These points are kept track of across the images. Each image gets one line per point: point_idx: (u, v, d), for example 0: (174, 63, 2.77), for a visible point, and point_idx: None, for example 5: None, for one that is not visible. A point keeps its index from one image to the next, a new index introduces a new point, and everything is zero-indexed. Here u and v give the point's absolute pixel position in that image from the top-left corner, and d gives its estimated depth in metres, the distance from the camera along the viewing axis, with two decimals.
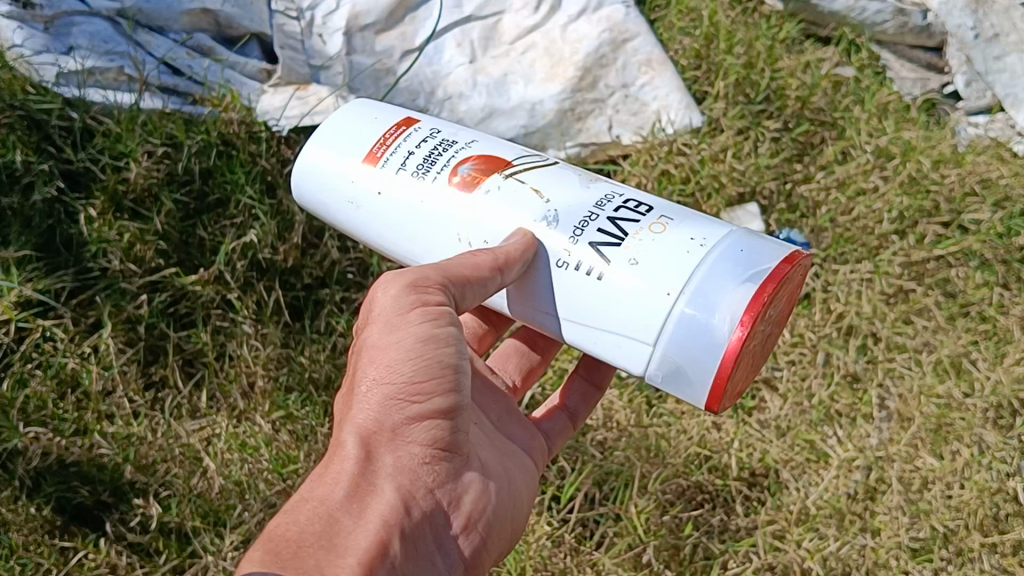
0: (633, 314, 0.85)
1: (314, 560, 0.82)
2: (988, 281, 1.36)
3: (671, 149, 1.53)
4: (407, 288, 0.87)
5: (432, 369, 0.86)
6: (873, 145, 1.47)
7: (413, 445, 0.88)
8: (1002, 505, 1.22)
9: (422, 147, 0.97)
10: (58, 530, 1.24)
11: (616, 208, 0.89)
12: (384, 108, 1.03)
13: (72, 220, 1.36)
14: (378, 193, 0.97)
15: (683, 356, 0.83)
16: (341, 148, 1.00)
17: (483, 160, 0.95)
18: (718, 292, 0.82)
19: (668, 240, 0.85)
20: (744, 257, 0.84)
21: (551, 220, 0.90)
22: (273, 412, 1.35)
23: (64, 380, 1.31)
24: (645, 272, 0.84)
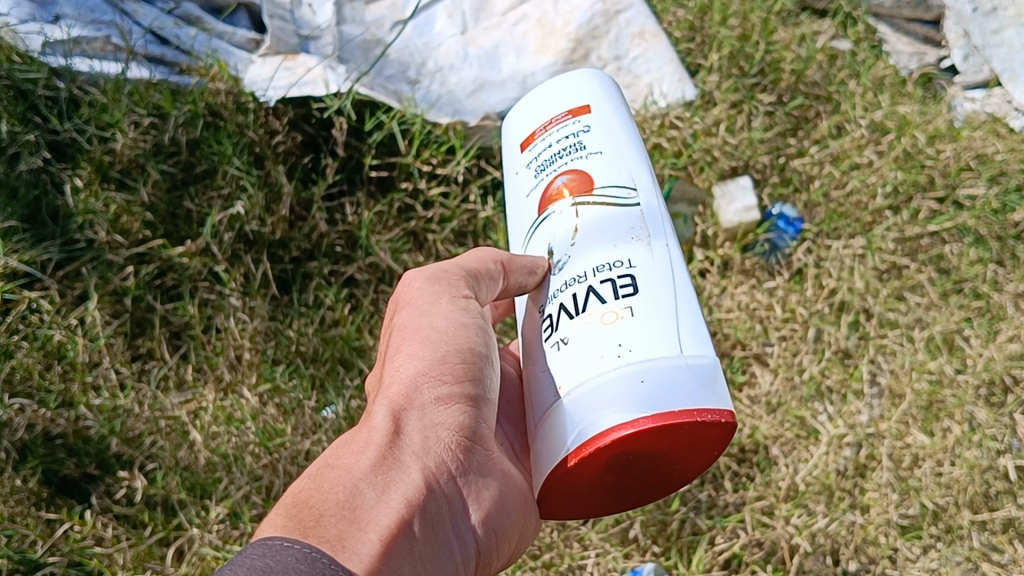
0: (540, 389, 0.88)
1: (336, 530, 0.75)
2: (982, 258, 1.34)
3: (663, 123, 1.52)
4: (437, 281, 0.95)
5: (462, 353, 0.90)
6: (868, 119, 1.47)
7: (439, 427, 0.87)
8: (992, 482, 1.19)
9: (558, 142, 0.98)
10: (44, 502, 1.21)
11: (603, 279, 0.87)
12: (589, 87, 1.03)
13: (58, 191, 1.35)
14: (516, 171, 1.03)
15: (541, 444, 0.86)
16: (520, 119, 1.04)
17: (576, 180, 0.95)
18: (584, 411, 0.82)
19: (605, 336, 0.84)
20: (637, 391, 0.80)
21: (558, 266, 0.92)
22: (260, 385, 1.35)
23: (50, 351, 1.28)
24: (569, 355, 0.85)
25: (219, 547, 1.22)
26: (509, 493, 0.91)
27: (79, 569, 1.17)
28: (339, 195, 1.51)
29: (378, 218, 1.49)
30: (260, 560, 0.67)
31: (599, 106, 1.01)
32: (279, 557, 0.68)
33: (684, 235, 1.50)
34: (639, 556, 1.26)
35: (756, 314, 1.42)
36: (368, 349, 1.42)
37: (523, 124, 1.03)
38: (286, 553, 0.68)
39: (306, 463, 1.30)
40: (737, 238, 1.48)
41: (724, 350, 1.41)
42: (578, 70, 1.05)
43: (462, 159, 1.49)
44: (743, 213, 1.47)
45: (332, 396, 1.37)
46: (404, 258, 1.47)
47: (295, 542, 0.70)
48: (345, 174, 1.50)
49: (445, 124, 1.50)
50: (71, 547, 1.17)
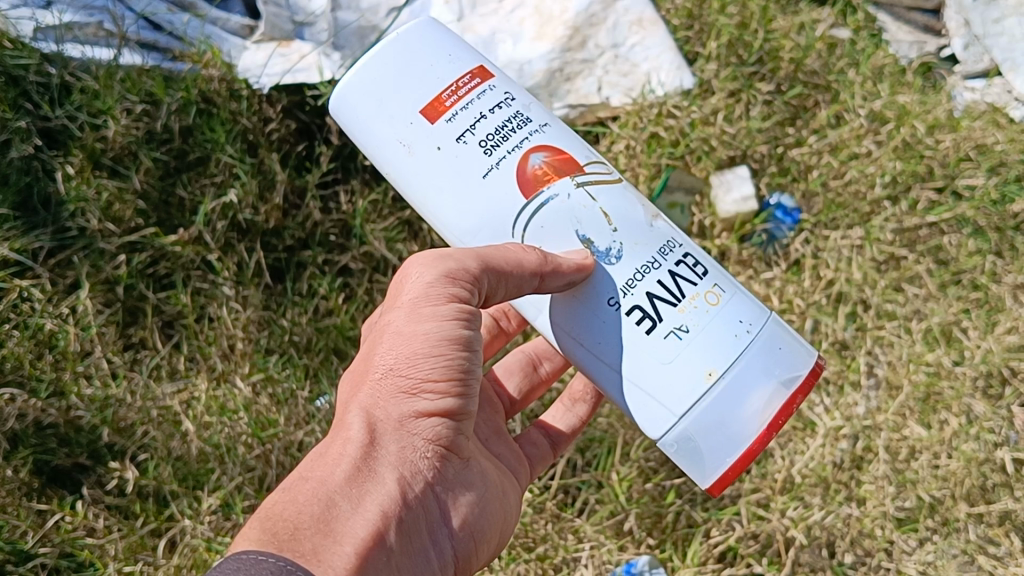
0: (671, 385, 0.88)
1: (311, 544, 0.76)
2: (981, 249, 1.33)
3: (661, 111, 1.50)
4: (449, 279, 0.86)
5: (448, 366, 0.86)
6: (867, 109, 1.45)
7: (416, 439, 0.86)
8: (990, 475, 1.18)
9: (494, 113, 0.94)
10: (35, 493, 1.21)
11: (677, 262, 0.91)
12: (455, 46, 0.97)
13: (50, 178, 1.33)
14: (436, 148, 0.92)
15: (702, 434, 0.88)
16: (403, 83, 0.93)
17: (558, 158, 0.94)
18: (753, 388, 0.87)
19: (722, 315, 0.89)
20: (779, 357, 0.89)
21: (615, 254, 0.91)
22: (253, 374, 1.34)
23: (42, 340, 1.27)
24: (698, 343, 0.87)
25: (211, 539, 1.21)
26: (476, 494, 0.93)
27: (71, 560, 1.18)
28: (334, 183, 1.49)
29: (372, 206, 1.47)
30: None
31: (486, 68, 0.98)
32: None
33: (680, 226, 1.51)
34: (634, 549, 1.25)
35: None
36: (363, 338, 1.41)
37: (419, 93, 0.93)
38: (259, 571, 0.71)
39: (299, 454, 1.29)
40: (735, 229, 1.48)
41: None
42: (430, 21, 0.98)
43: None
44: (740, 203, 1.47)
45: (326, 386, 1.36)
46: (399, 248, 1.46)
47: (268, 559, 0.72)
48: (339, 163, 1.48)
49: None
50: (62, 538, 1.18)
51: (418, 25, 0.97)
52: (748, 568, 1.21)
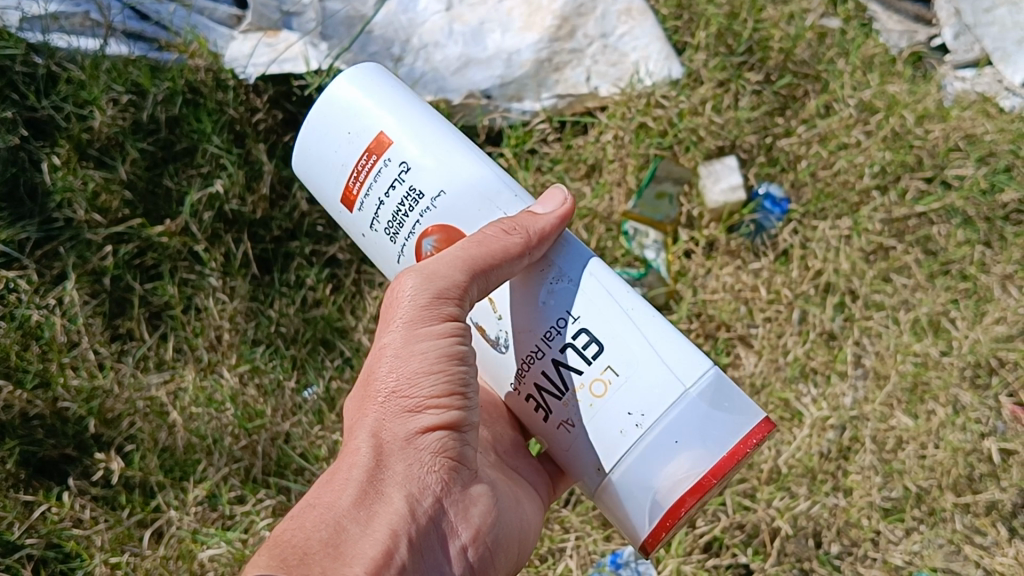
0: (573, 470, 0.88)
1: (320, 568, 0.77)
2: (970, 239, 1.33)
3: (649, 102, 1.50)
4: (437, 295, 0.85)
5: (448, 382, 0.86)
6: (856, 99, 1.45)
7: (423, 455, 0.86)
8: (976, 465, 1.18)
9: (389, 195, 0.92)
10: (22, 484, 1.20)
11: (564, 347, 0.86)
12: (357, 110, 0.93)
13: (37, 169, 1.33)
14: (363, 233, 0.97)
15: (608, 513, 0.88)
16: (321, 171, 0.96)
17: (445, 239, 0.90)
18: (638, 489, 0.83)
19: (607, 410, 0.83)
20: (674, 453, 0.81)
21: (502, 343, 0.89)
22: (240, 365, 1.34)
23: (28, 331, 1.26)
24: (580, 439, 0.86)
25: (197, 530, 1.22)
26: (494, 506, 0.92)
27: (58, 550, 1.17)
28: None
29: None
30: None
31: (393, 124, 0.92)
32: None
33: (670, 217, 1.48)
34: (619, 539, 1.25)
35: (740, 295, 1.41)
36: (349, 329, 1.43)
37: (332, 187, 0.96)
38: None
39: (285, 445, 1.31)
40: (723, 219, 1.47)
41: (708, 332, 1.41)
42: (350, 77, 0.94)
43: None
44: (728, 193, 1.47)
45: (312, 377, 1.38)
46: None
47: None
48: None
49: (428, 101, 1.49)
50: (49, 529, 1.16)
51: (330, 94, 0.94)
52: (734, 559, 1.21)
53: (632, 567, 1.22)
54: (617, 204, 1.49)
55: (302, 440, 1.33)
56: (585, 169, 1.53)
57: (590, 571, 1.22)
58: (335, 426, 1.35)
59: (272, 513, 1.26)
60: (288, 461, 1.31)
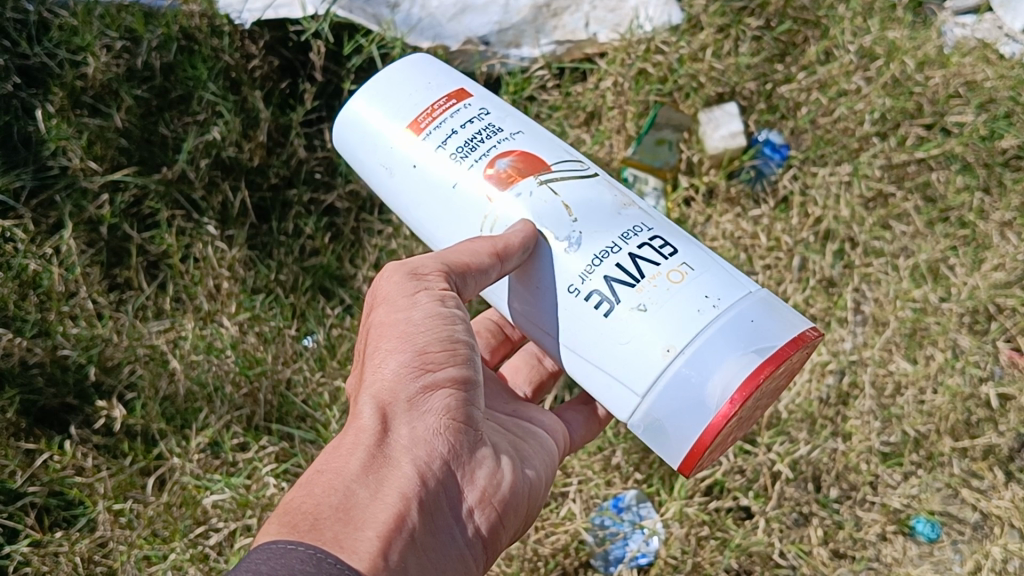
0: (629, 364, 0.85)
1: (331, 533, 0.75)
2: (968, 185, 1.30)
3: (649, 47, 1.47)
4: (412, 276, 0.89)
5: (443, 341, 0.86)
6: (856, 45, 1.39)
7: (429, 417, 0.84)
8: (974, 410, 1.18)
9: (465, 127, 0.95)
10: (23, 432, 1.22)
11: (641, 245, 0.88)
12: (433, 71, 1.01)
13: (30, 117, 1.31)
14: (413, 165, 0.96)
15: (665, 413, 0.84)
16: (377, 124, 0.98)
17: (521, 158, 0.93)
18: (716, 356, 0.81)
19: (685, 293, 0.84)
20: (753, 329, 0.83)
21: (574, 242, 0.89)
22: (240, 314, 1.34)
23: (26, 281, 1.26)
24: (656, 322, 0.83)
25: (201, 476, 1.23)
26: (511, 468, 0.90)
27: (60, 498, 1.20)
28: (318, 121, 1.49)
29: None
30: (262, 569, 0.68)
31: (477, 93, 1.00)
32: (281, 568, 0.68)
33: (670, 163, 1.47)
34: (620, 483, 1.27)
35: (740, 242, 1.41)
36: (349, 277, 1.43)
37: (396, 121, 0.97)
38: (287, 562, 0.69)
39: (286, 393, 1.31)
40: (723, 165, 1.45)
41: None
42: (401, 62, 1.01)
43: None
44: (728, 138, 1.44)
45: (312, 325, 1.38)
46: None
47: (297, 547, 0.71)
48: (322, 101, 1.48)
49: (427, 49, 1.47)
50: (51, 478, 1.19)
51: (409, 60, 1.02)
52: (735, 502, 1.23)
53: (634, 510, 1.26)
54: (616, 150, 1.49)
55: (303, 388, 1.32)
56: (585, 116, 1.52)
57: (593, 514, 1.25)
58: (337, 372, 1.34)
59: (275, 459, 1.26)
60: (290, 409, 1.30)
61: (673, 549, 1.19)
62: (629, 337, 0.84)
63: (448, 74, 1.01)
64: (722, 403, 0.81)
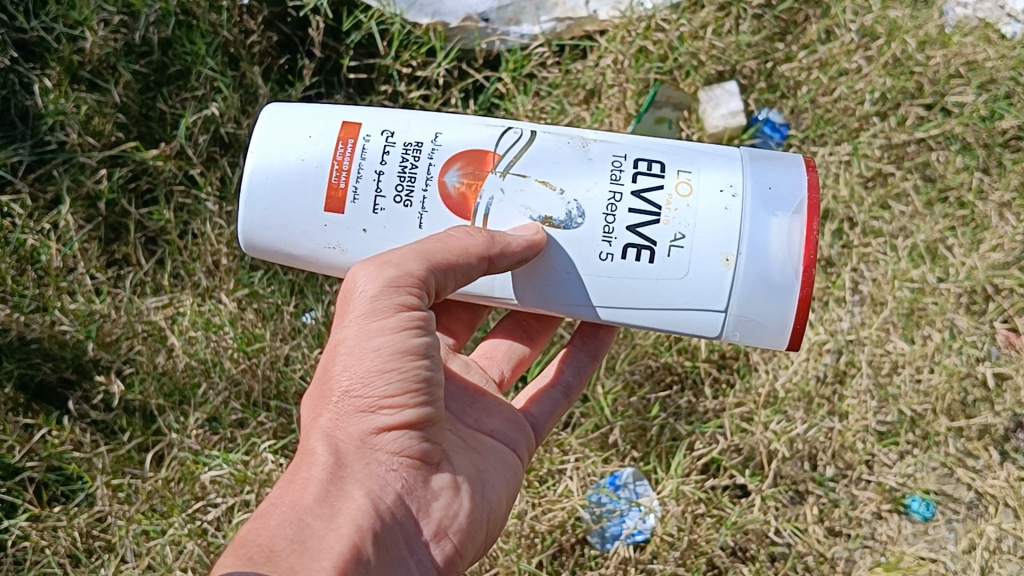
0: (694, 291, 0.85)
1: (285, 565, 0.74)
2: (968, 165, 1.30)
3: (649, 25, 1.45)
4: (389, 290, 0.81)
5: (405, 378, 0.82)
6: (858, 24, 1.38)
7: (381, 454, 0.83)
8: (970, 390, 1.20)
9: (388, 160, 0.88)
10: (21, 407, 1.23)
11: (632, 178, 0.87)
12: (310, 115, 0.91)
13: (28, 91, 1.31)
14: (364, 230, 0.88)
15: (755, 312, 0.85)
16: (297, 210, 0.89)
17: (468, 163, 0.88)
18: (767, 240, 0.84)
19: (702, 201, 0.85)
20: (773, 195, 0.85)
21: (577, 213, 0.86)
22: (237, 290, 1.32)
23: (23, 256, 1.26)
24: (696, 250, 0.84)
25: (199, 452, 1.24)
26: (468, 495, 0.88)
27: (58, 473, 1.21)
28: (316, 97, 1.49)
29: None
30: None
31: (367, 107, 0.91)
32: None
33: (670, 141, 1.47)
34: (619, 461, 1.28)
35: None
36: None
37: (314, 192, 0.88)
38: None
39: (284, 368, 1.29)
40: (723, 144, 1.45)
41: None
42: (261, 126, 0.90)
43: (444, 62, 1.46)
44: (728, 118, 1.45)
45: (311, 302, 1.34)
46: None
47: None
48: (322, 77, 1.48)
49: (426, 25, 1.47)
50: (49, 453, 1.20)
51: (263, 129, 0.90)
52: (731, 480, 1.23)
53: (631, 488, 1.27)
54: (616, 129, 1.45)
55: (302, 364, 1.31)
56: (585, 94, 1.48)
57: (590, 491, 1.25)
58: None
59: (273, 435, 1.27)
60: (288, 385, 1.29)
61: (669, 527, 1.20)
62: (685, 271, 0.85)
63: (318, 112, 0.91)
64: (798, 280, 0.84)
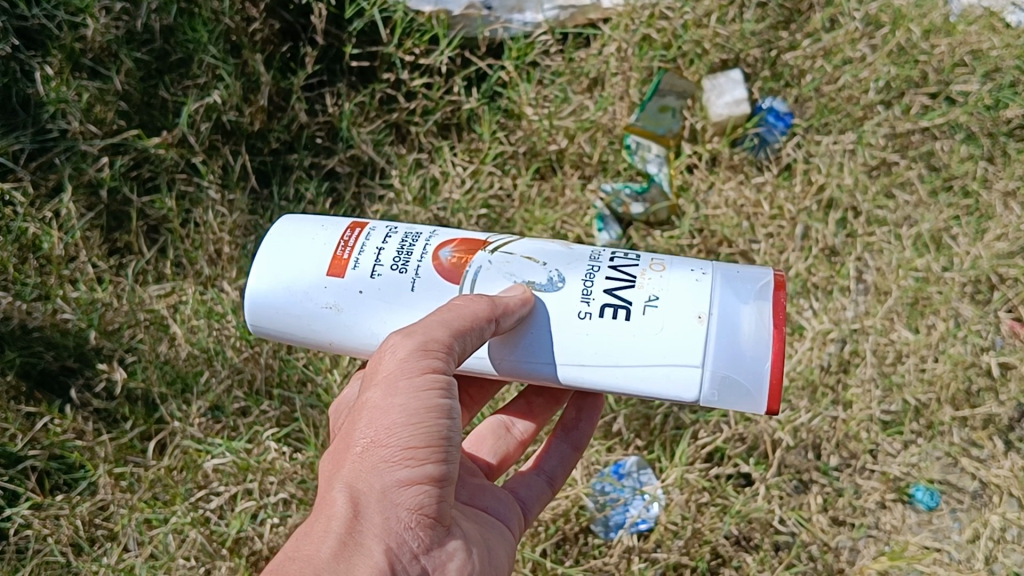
0: (667, 346, 0.81)
1: None
2: (973, 155, 1.29)
3: (653, 13, 1.45)
4: (416, 353, 0.78)
5: (429, 435, 0.77)
6: (862, 12, 1.38)
7: (402, 511, 0.77)
8: (975, 379, 1.18)
9: (388, 241, 0.90)
10: (23, 396, 1.22)
11: (612, 260, 0.87)
12: (324, 219, 0.95)
13: (30, 79, 1.30)
14: (359, 292, 0.87)
15: (729, 365, 0.80)
16: (297, 277, 0.89)
17: (461, 243, 0.90)
18: (735, 306, 0.82)
19: (675, 275, 0.85)
20: (742, 277, 0.85)
21: (558, 280, 0.86)
22: (240, 280, 1.34)
23: (25, 244, 1.26)
24: (670, 309, 0.82)
25: (202, 440, 1.23)
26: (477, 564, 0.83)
27: (61, 462, 1.20)
28: (318, 85, 1.48)
29: (358, 109, 1.46)
30: None
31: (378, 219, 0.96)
32: None
33: (672, 130, 1.46)
34: (622, 450, 1.28)
35: (743, 211, 1.39)
36: None
37: (315, 262, 0.89)
38: None
39: (287, 358, 1.29)
40: (726, 133, 1.43)
41: (710, 249, 1.39)
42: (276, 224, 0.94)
43: (446, 50, 1.45)
44: (732, 106, 1.43)
45: None
46: (387, 150, 1.46)
47: None
48: (324, 65, 1.47)
49: (429, 13, 1.46)
50: (51, 442, 1.19)
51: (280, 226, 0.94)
52: (735, 468, 1.23)
53: (635, 476, 1.26)
54: (619, 117, 1.45)
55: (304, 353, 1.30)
56: (587, 83, 1.48)
57: (594, 479, 1.25)
58: None
59: (276, 423, 1.27)
60: (290, 373, 1.29)
61: (673, 515, 1.20)
62: (658, 327, 0.81)
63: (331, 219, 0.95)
64: (769, 337, 0.80)
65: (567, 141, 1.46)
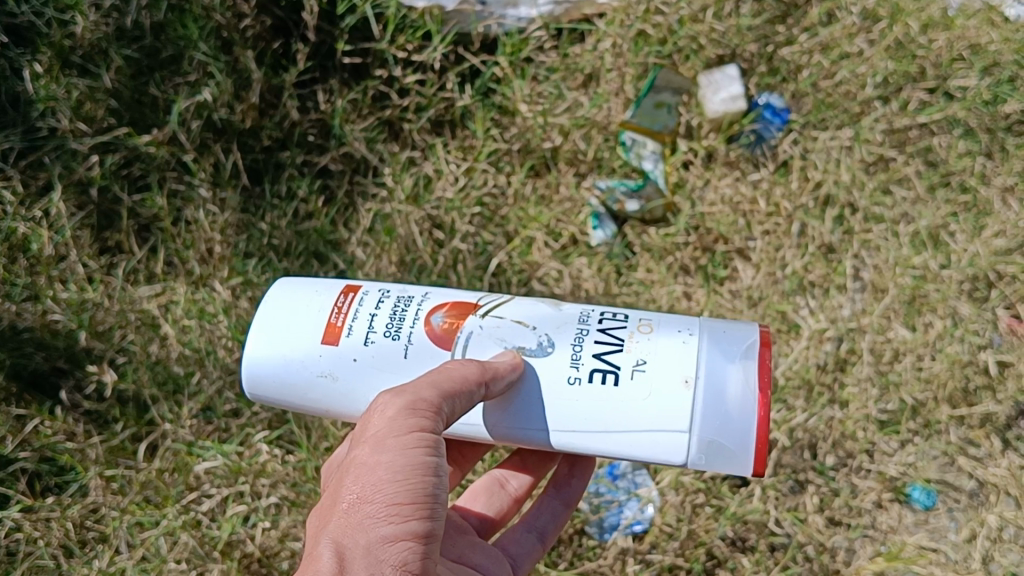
0: (654, 413, 0.82)
1: None
2: (970, 150, 1.27)
3: (648, 7, 1.43)
4: (403, 412, 0.80)
5: (415, 491, 0.78)
6: (859, 7, 1.36)
7: (386, 566, 0.76)
8: (972, 377, 1.17)
9: (381, 307, 0.92)
10: (13, 398, 1.21)
11: (601, 322, 0.89)
12: (318, 282, 0.97)
13: (19, 77, 1.28)
14: (354, 359, 0.89)
15: (717, 431, 0.81)
16: (292, 345, 0.91)
17: (452, 307, 0.92)
18: (722, 366, 0.83)
19: (662, 337, 0.86)
20: (728, 335, 0.85)
21: (547, 345, 0.87)
22: (232, 279, 1.33)
23: (14, 243, 1.24)
24: (657, 373, 0.83)
25: (193, 443, 1.23)
26: None
27: (52, 463, 1.19)
28: (311, 82, 1.47)
29: (352, 105, 1.46)
30: None
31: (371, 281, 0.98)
32: None
33: (668, 126, 1.44)
34: None
35: (739, 207, 1.39)
36: (343, 241, 1.41)
37: (311, 328, 0.91)
38: None
39: None
40: (723, 129, 1.42)
41: (705, 245, 1.39)
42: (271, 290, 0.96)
43: (439, 46, 1.44)
44: (728, 102, 1.41)
45: None
46: (379, 148, 1.46)
47: None
48: (316, 62, 1.45)
49: (422, 8, 1.43)
50: (42, 444, 1.18)
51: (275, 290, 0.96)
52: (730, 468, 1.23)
53: (630, 477, 1.26)
54: (614, 113, 1.45)
55: None
56: (582, 78, 1.48)
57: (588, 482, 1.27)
58: None
59: (267, 425, 1.27)
60: None
61: (668, 517, 1.21)
62: (646, 393, 0.82)
63: (325, 282, 0.97)
64: (754, 401, 0.81)
65: (562, 137, 1.46)
